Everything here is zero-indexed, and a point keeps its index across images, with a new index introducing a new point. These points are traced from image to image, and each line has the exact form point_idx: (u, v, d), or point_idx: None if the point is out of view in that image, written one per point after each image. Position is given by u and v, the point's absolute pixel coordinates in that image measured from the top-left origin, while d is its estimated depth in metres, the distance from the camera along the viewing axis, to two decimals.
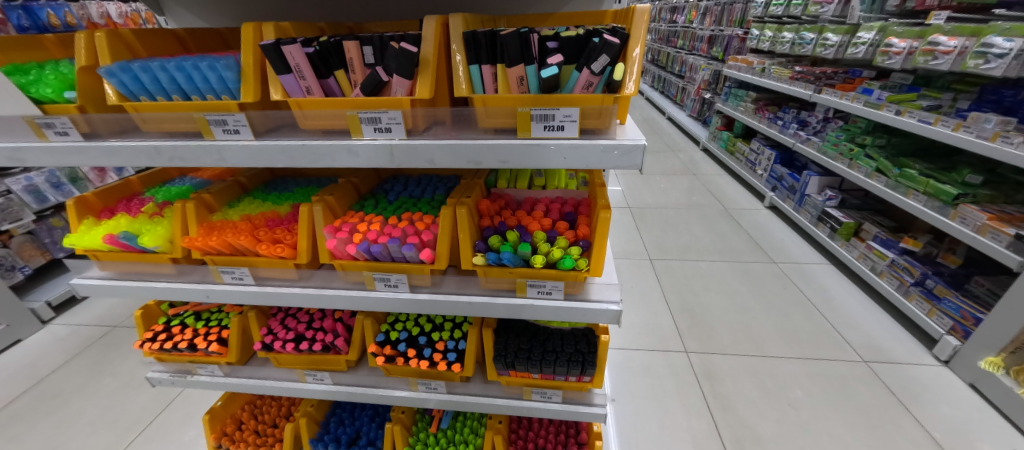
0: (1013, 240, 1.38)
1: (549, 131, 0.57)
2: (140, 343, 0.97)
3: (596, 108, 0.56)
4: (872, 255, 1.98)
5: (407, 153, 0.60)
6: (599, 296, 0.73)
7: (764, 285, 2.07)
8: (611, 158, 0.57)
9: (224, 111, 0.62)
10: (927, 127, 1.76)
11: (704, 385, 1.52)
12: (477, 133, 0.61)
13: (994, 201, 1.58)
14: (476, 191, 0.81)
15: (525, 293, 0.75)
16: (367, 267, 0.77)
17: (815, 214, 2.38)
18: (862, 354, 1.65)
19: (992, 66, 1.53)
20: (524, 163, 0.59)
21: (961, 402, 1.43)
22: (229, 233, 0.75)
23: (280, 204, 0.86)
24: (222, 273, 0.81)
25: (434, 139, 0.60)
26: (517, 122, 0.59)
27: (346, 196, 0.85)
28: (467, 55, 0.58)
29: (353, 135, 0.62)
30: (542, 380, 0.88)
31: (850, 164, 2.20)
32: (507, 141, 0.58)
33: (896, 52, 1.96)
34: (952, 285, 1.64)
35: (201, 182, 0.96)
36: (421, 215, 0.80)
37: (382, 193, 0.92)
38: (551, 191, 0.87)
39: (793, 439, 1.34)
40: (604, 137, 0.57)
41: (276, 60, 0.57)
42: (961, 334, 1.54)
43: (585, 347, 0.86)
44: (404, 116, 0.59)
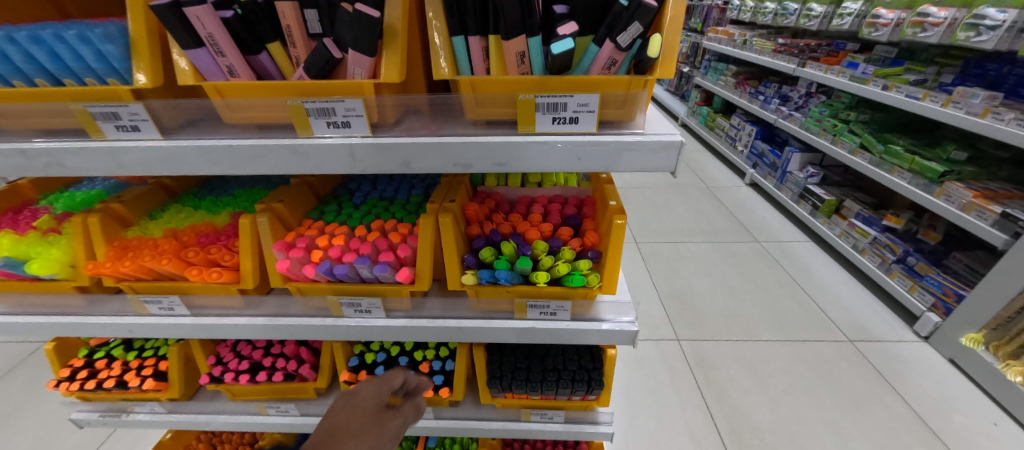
0: (999, 218, 1.37)
1: (558, 124, 0.45)
2: (56, 383, 0.80)
3: (619, 95, 0.43)
4: (854, 233, 1.98)
5: (372, 155, 0.46)
6: (610, 316, 0.63)
7: (749, 266, 2.05)
8: (638, 158, 0.45)
9: (113, 100, 0.45)
10: (915, 103, 1.72)
11: (698, 374, 1.48)
12: (464, 126, 0.47)
13: (979, 178, 1.57)
14: (461, 192, 0.67)
15: (524, 315, 0.64)
16: (331, 290, 0.63)
17: (797, 192, 2.37)
18: (848, 333, 1.66)
19: (983, 39, 1.49)
20: (526, 167, 0.46)
21: (942, 378, 1.46)
22: (147, 257, 0.59)
23: (216, 213, 0.70)
24: (146, 304, 0.65)
25: (407, 135, 0.46)
26: (516, 113, 0.45)
27: (300, 201, 0.70)
28: (448, 23, 0.43)
29: (298, 132, 0.47)
30: (542, 400, 0.79)
31: (833, 140, 2.16)
32: (504, 139, 0.45)
33: (883, 24, 1.91)
34: (932, 262, 1.66)
35: (117, 185, 0.78)
36: (395, 223, 0.66)
37: (347, 195, 0.77)
38: (547, 187, 0.74)
39: (787, 427, 1.32)
40: (628, 132, 0.45)
41: (176, 28, 0.40)
42: (942, 311, 1.55)
43: (590, 363, 0.77)
44: (366, 106, 0.45)
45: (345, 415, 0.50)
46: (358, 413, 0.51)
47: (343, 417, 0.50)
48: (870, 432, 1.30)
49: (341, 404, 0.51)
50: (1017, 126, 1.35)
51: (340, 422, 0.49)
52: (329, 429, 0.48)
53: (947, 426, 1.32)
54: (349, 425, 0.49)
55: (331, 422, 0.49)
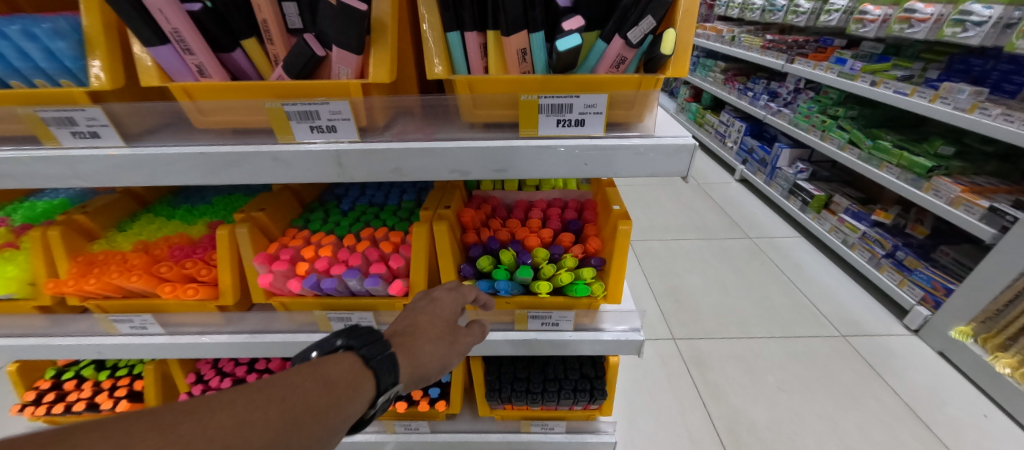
0: (986, 212, 1.39)
1: (563, 127, 0.41)
2: (20, 408, 0.74)
3: (629, 95, 0.40)
4: (844, 228, 2.00)
5: (361, 162, 0.42)
6: (614, 325, 0.61)
7: (741, 263, 2.05)
8: (647, 163, 0.42)
9: (68, 104, 0.41)
10: (903, 98, 1.72)
11: (694, 373, 1.47)
12: (460, 129, 0.44)
13: (965, 173, 1.59)
14: (456, 197, 0.64)
15: (525, 326, 0.61)
16: (318, 305, 0.59)
17: (787, 187, 2.38)
18: (840, 328, 1.67)
19: (969, 35, 1.50)
20: (528, 173, 0.43)
21: (932, 371, 1.47)
22: (114, 273, 0.54)
23: (192, 223, 0.65)
24: (115, 323, 0.60)
25: (399, 140, 0.43)
26: (517, 115, 0.42)
27: (283, 210, 0.66)
28: (442, 18, 0.39)
29: (279, 138, 0.43)
30: (543, 411, 0.76)
31: (822, 135, 2.16)
32: (504, 143, 0.42)
33: (871, 20, 1.92)
34: (921, 256, 1.68)
35: (82, 193, 0.73)
36: (386, 231, 0.62)
37: (334, 201, 0.73)
38: (545, 190, 0.71)
39: (784, 424, 1.32)
40: (638, 135, 0.42)
41: (136, 22, 0.36)
42: (931, 304, 1.57)
43: (592, 371, 0.75)
44: (354, 109, 0.41)
45: (426, 320, 0.46)
46: (438, 322, 0.46)
47: (423, 322, 0.46)
48: (865, 428, 1.31)
49: (420, 306, 0.48)
50: (1004, 121, 1.36)
51: (420, 326, 0.45)
52: (407, 330, 0.45)
53: (939, 418, 1.33)
54: (428, 331, 0.45)
55: (410, 323, 0.45)
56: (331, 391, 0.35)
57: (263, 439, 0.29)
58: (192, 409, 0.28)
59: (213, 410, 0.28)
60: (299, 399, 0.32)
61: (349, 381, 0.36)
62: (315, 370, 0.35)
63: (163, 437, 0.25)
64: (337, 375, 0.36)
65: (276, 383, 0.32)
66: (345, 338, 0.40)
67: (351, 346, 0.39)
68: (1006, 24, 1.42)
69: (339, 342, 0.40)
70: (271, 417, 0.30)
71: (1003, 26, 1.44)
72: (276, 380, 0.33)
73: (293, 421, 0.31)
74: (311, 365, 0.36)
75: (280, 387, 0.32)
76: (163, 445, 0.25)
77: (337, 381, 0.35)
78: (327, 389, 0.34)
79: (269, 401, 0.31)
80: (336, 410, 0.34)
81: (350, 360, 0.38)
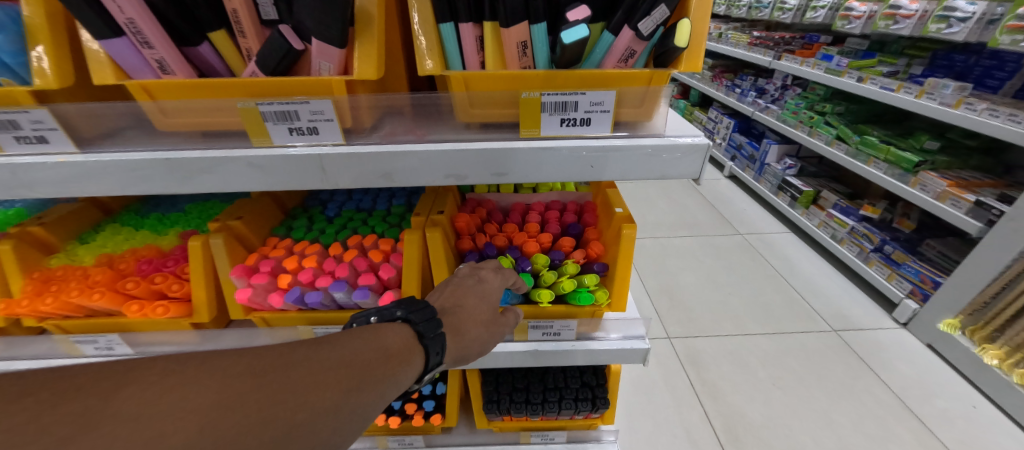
0: (973, 206, 1.40)
1: (567, 127, 0.38)
2: None
3: (638, 92, 0.37)
4: (833, 223, 2.01)
5: (346, 167, 0.38)
6: (617, 333, 0.58)
7: (733, 259, 2.05)
8: (657, 164, 0.39)
9: (8, 105, 0.36)
10: (890, 94, 1.73)
11: (690, 371, 1.46)
12: (454, 130, 0.40)
13: (951, 167, 1.60)
14: (449, 202, 0.61)
15: (525, 336, 0.58)
16: (302, 320, 0.55)
17: (776, 183, 2.39)
18: (831, 323, 1.68)
19: (954, 31, 1.51)
20: (530, 177, 0.40)
21: (921, 363, 1.49)
22: (74, 291, 0.50)
23: (162, 234, 0.61)
24: (78, 344, 0.55)
25: (388, 143, 0.39)
26: (518, 114, 0.39)
27: (263, 217, 0.62)
28: (434, 8, 0.36)
29: (253, 140, 0.39)
30: (543, 421, 0.73)
31: (810, 131, 2.17)
32: (504, 145, 0.38)
33: (856, 17, 1.93)
34: (908, 250, 1.70)
35: (41, 203, 0.67)
36: (375, 239, 0.58)
37: (319, 207, 0.69)
38: (543, 192, 0.68)
39: (781, 421, 1.32)
40: (647, 136, 0.39)
41: (84, 11, 0.32)
42: (919, 298, 1.59)
43: (593, 379, 0.72)
44: (337, 109, 0.37)
45: (473, 303, 0.45)
46: (485, 306, 0.46)
47: (472, 307, 0.44)
48: (860, 423, 1.31)
49: (471, 287, 0.46)
50: (989, 116, 1.36)
51: (467, 309, 0.44)
52: (455, 312, 0.44)
53: (929, 409, 1.34)
54: (474, 315, 0.45)
55: (458, 305, 0.44)
56: (390, 358, 0.36)
57: (333, 396, 0.31)
58: (266, 363, 0.29)
59: (286, 366, 0.30)
60: (360, 369, 0.33)
61: (403, 354, 0.36)
62: (373, 342, 0.35)
63: (239, 402, 0.27)
64: (395, 342, 0.37)
65: (340, 345, 0.33)
66: (402, 310, 0.39)
67: (408, 320, 0.39)
68: (990, 20, 1.43)
69: (396, 313, 0.39)
70: (338, 377, 0.31)
71: (986, 22, 1.44)
72: (339, 341, 0.34)
73: (359, 381, 0.32)
74: (370, 332, 0.36)
75: (344, 350, 0.33)
76: (239, 413, 0.26)
77: (396, 348, 0.36)
78: (387, 354, 0.35)
79: (336, 362, 0.32)
80: (391, 382, 0.35)
81: (404, 333, 0.38)
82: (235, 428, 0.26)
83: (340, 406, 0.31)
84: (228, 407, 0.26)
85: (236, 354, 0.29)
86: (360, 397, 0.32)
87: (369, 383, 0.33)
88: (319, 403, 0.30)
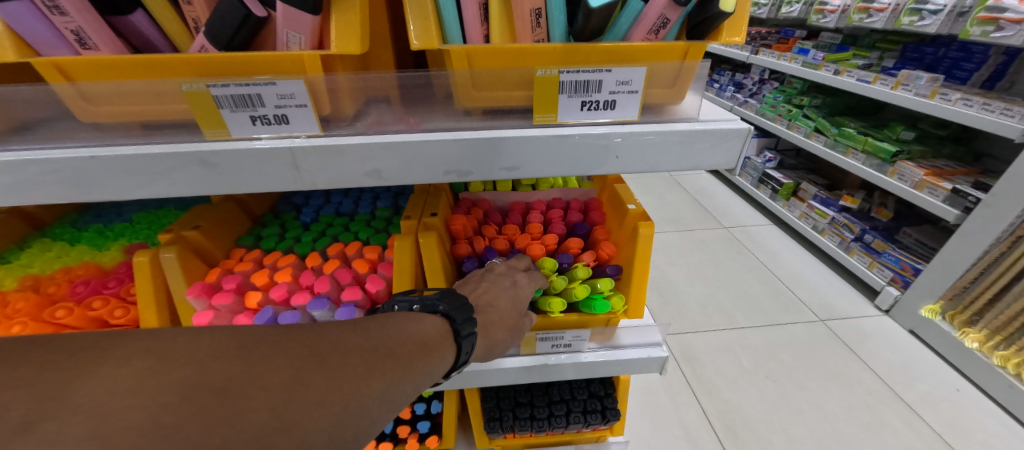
0: (949, 194, 1.39)
1: (588, 111, 0.33)
2: None
3: (671, 68, 0.32)
4: (813, 214, 1.94)
5: (322, 163, 0.31)
6: (631, 341, 0.53)
7: (718, 253, 1.87)
8: (690, 153, 0.34)
9: None
10: (866, 87, 1.60)
11: (684, 367, 1.29)
12: (453, 119, 0.34)
13: (925, 156, 1.62)
14: (442, 203, 0.55)
15: (532, 350, 0.52)
16: None
17: (757, 177, 2.32)
18: (818, 312, 1.52)
19: (926, 24, 1.35)
20: (545, 171, 0.34)
21: (904, 350, 1.36)
22: None
23: (102, 251, 0.53)
24: None
25: (373, 132, 0.32)
26: (530, 96, 0.33)
27: (227, 225, 0.54)
28: None
29: (205, 132, 0.31)
30: (549, 436, 0.67)
31: (789, 124, 2.16)
32: (514, 133, 0.32)
33: (832, 10, 1.81)
34: (887, 238, 1.66)
35: None
36: (359, 246, 0.52)
37: (293, 213, 0.61)
38: (543, 189, 0.61)
39: (777, 420, 1.14)
40: (680, 121, 0.34)
41: None
42: (900, 284, 1.50)
43: (601, 388, 0.67)
44: (311, 91, 0.30)
45: (505, 306, 0.43)
46: (516, 309, 0.44)
47: (504, 310, 0.43)
48: (868, 420, 1.14)
49: (505, 289, 0.43)
50: (965, 106, 1.26)
51: (499, 311, 0.43)
52: (488, 312, 0.42)
53: (914, 394, 1.21)
54: (505, 316, 0.43)
55: (492, 306, 0.42)
56: (430, 349, 0.35)
57: (381, 384, 0.30)
58: (325, 345, 0.29)
59: (344, 350, 0.29)
60: (405, 361, 0.32)
61: (440, 348, 0.36)
62: (416, 335, 0.34)
63: (300, 387, 0.26)
64: (433, 334, 0.36)
65: (388, 333, 0.33)
66: (444, 304, 0.38)
67: (449, 315, 0.38)
68: (961, 12, 1.28)
69: (439, 306, 0.38)
70: (386, 364, 0.31)
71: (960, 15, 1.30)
72: (384, 329, 0.33)
73: (404, 369, 0.32)
74: (410, 320, 0.35)
75: (389, 338, 0.33)
76: (301, 396, 0.26)
77: (434, 338, 0.35)
78: (427, 344, 0.35)
79: (385, 350, 0.32)
80: (428, 375, 0.34)
81: (440, 326, 0.37)
82: (301, 406, 0.25)
83: (388, 393, 0.30)
84: (296, 386, 0.26)
85: (301, 339, 0.29)
86: (405, 385, 0.32)
87: (412, 375, 0.32)
88: (371, 389, 0.29)
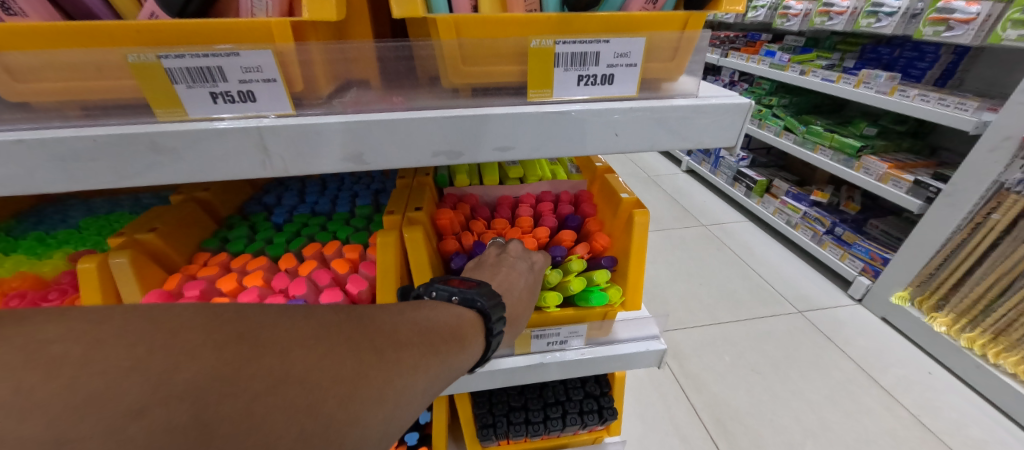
0: (912, 185, 1.44)
1: (585, 87, 0.31)
2: None
3: (671, 39, 0.31)
4: (786, 210, 1.98)
5: (296, 143, 0.28)
6: (628, 335, 0.51)
7: (697, 250, 1.87)
8: (691, 135, 0.33)
9: None
10: (830, 85, 1.61)
11: (673, 366, 1.27)
12: (437, 98, 0.31)
13: (888, 150, 1.68)
14: (428, 196, 0.52)
15: (527, 349, 0.49)
16: None
17: (731, 175, 2.33)
18: (796, 305, 1.54)
19: (882, 26, 1.37)
20: (548, 151, 0.32)
21: (878, 337, 1.38)
22: None
23: (42, 261, 0.48)
24: None
25: (359, 111, 0.30)
26: (526, 70, 0.31)
27: (189, 225, 0.49)
28: None
29: (156, 111, 0.27)
30: (545, 441, 0.64)
31: (759, 124, 2.21)
32: (512, 109, 0.30)
33: (793, 15, 1.78)
34: (856, 230, 1.69)
35: None
36: (339, 245, 0.48)
37: (264, 213, 0.57)
38: (531, 182, 0.59)
39: (764, 413, 1.13)
40: (678, 97, 0.32)
41: None
42: (871, 274, 1.52)
43: (596, 387, 0.65)
44: (282, 61, 0.27)
45: (520, 294, 0.41)
46: (529, 296, 0.42)
47: (520, 299, 0.40)
48: (851, 409, 1.15)
49: (523, 274, 0.42)
50: (922, 101, 1.29)
51: (516, 300, 0.40)
52: (510, 301, 0.40)
53: (890, 378, 1.24)
54: (526, 303, 0.41)
55: (515, 292, 0.40)
56: (469, 341, 0.33)
57: (423, 380, 0.28)
58: (377, 338, 0.27)
59: (396, 344, 0.27)
60: (443, 354, 0.30)
61: (471, 335, 0.33)
62: (446, 329, 0.31)
63: (345, 389, 0.24)
64: (467, 324, 0.33)
65: (425, 321, 0.31)
66: (482, 299, 0.35)
67: (484, 312, 0.35)
68: (914, 14, 1.31)
69: (476, 302, 0.35)
70: (432, 358, 0.29)
71: (911, 17, 1.33)
72: (423, 319, 0.31)
73: (446, 363, 0.30)
74: (447, 311, 0.33)
75: (428, 328, 0.31)
76: (346, 401, 0.23)
77: (469, 327, 0.33)
78: (464, 334, 0.33)
79: (429, 342, 0.30)
80: (460, 365, 0.32)
81: (470, 318, 0.34)
82: (361, 402, 0.24)
83: (433, 385, 0.29)
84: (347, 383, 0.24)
85: (342, 334, 0.26)
86: (446, 378, 0.30)
87: (448, 367, 0.30)
88: (418, 382, 0.27)
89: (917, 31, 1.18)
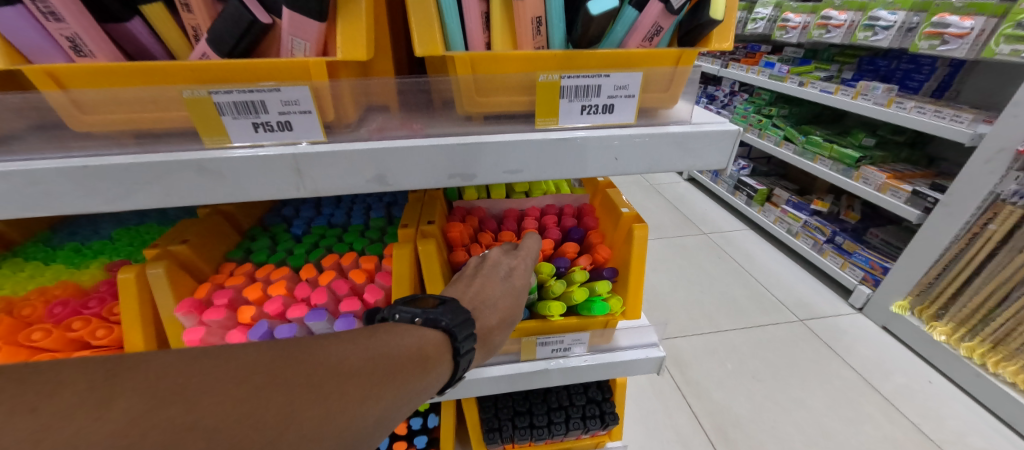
0: (910, 195, 1.46)
1: (588, 115, 0.34)
2: None
3: (665, 73, 0.34)
4: (787, 219, 2.00)
5: (323, 169, 0.31)
6: (628, 343, 0.53)
7: (699, 259, 1.88)
8: (683, 156, 0.35)
9: None
10: (829, 97, 1.64)
11: (674, 373, 1.29)
12: (456, 126, 0.34)
13: (886, 161, 1.70)
14: (438, 210, 0.55)
15: (532, 355, 0.52)
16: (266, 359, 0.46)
17: (732, 184, 2.35)
18: (796, 313, 1.55)
19: (878, 39, 1.40)
20: (550, 173, 0.35)
21: (878, 345, 1.40)
22: None
23: (81, 270, 0.52)
24: None
25: (379, 138, 0.33)
26: (535, 100, 0.34)
27: (212, 237, 0.52)
28: None
29: (203, 138, 0.30)
30: (548, 445, 0.66)
31: (760, 133, 2.24)
32: (521, 136, 0.33)
33: (792, 27, 1.81)
34: (856, 239, 1.71)
35: None
36: (354, 257, 0.51)
37: (284, 225, 0.60)
38: (536, 196, 0.62)
39: (764, 420, 1.15)
40: (674, 123, 0.35)
41: None
42: (871, 282, 1.54)
43: (599, 393, 0.67)
44: (316, 95, 0.30)
45: (503, 302, 0.43)
46: (515, 303, 0.44)
47: (502, 309, 0.42)
48: (850, 416, 1.16)
49: (499, 281, 0.44)
50: (918, 113, 1.31)
51: (498, 308, 0.42)
52: (486, 312, 0.41)
53: (889, 386, 1.25)
54: (507, 310, 0.43)
55: (490, 304, 0.42)
56: (432, 363, 0.33)
57: (375, 410, 0.28)
58: (318, 369, 0.27)
59: (339, 375, 0.27)
60: (399, 381, 0.30)
61: (434, 359, 0.33)
62: (403, 354, 0.32)
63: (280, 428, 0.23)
64: (431, 347, 0.34)
65: (384, 346, 0.31)
66: (447, 318, 0.36)
67: (450, 331, 0.35)
68: (909, 28, 1.34)
69: (441, 321, 0.35)
70: (391, 383, 0.29)
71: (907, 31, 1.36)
72: (383, 344, 0.31)
73: (405, 388, 0.30)
74: (409, 333, 0.34)
75: (388, 353, 0.31)
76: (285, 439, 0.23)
77: (432, 349, 0.34)
78: (427, 358, 0.33)
79: (388, 367, 0.30)
80: (422, 390, 0.32)
81: (435, 339, 0.35)
82: (302, 436, 0.24)
83: (393, 410, 0.29)
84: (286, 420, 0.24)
85: (280, 370, 0.25)
86: (408, 401, 0.30)
87: (408, 392, 0.31)
88: (372, 412, 0.28)
89: (913, 45, 1.21)
